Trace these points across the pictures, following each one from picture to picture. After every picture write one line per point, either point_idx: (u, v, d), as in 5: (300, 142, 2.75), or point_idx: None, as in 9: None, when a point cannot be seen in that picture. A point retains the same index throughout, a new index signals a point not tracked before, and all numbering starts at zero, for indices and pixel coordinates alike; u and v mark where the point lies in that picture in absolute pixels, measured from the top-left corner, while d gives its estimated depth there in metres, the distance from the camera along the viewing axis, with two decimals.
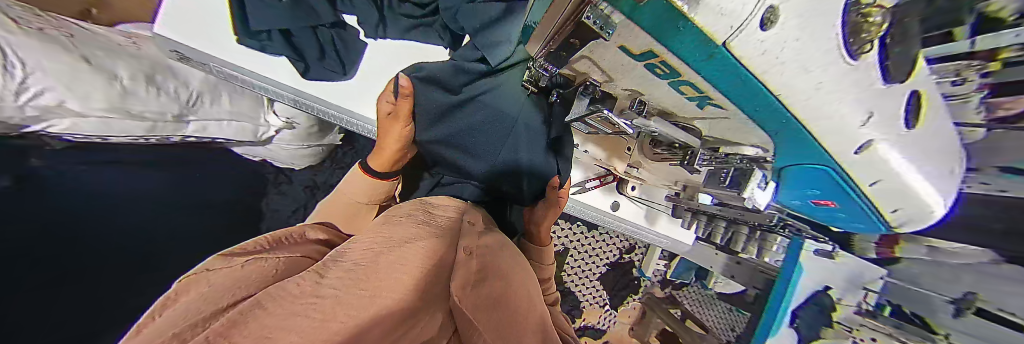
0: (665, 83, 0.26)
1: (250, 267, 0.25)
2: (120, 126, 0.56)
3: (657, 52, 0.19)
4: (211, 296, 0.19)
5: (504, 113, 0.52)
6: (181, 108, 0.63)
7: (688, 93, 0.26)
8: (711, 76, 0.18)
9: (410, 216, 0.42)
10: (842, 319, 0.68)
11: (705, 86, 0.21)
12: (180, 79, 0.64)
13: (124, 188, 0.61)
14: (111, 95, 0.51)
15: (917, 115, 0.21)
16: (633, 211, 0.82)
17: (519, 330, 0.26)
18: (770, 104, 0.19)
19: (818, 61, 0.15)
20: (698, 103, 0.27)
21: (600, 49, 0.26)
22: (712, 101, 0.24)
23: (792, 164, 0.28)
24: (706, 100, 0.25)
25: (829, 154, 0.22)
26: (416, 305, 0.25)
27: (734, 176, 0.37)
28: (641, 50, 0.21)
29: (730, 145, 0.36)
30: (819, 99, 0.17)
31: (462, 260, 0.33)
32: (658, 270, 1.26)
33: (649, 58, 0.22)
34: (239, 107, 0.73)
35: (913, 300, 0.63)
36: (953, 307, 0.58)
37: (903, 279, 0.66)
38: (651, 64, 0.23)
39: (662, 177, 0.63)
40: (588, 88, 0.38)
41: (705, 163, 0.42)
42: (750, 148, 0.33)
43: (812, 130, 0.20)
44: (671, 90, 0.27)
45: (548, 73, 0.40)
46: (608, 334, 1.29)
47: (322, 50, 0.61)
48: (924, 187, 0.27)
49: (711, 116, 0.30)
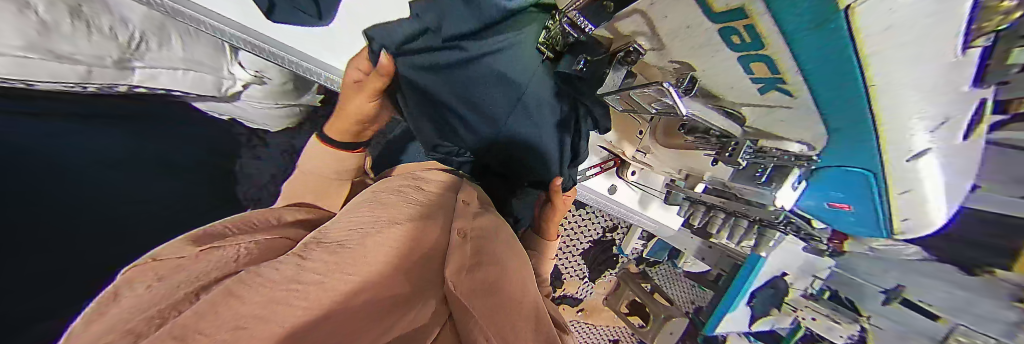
0: (735, 61, 0.25)
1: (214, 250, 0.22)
2: (44, 69, 0.47)
3: (749, 15, 0.18)
4: (174, 283, 0.17)
5: (513, 81, 0.42)
6: (121, 51, 0.55)
7: (756, 73, 0.25)
8: (807, 43, 0.18)
9: (401, 192, 0.40)
10: (791, 300, 0.80)
11: (785, 65, 0.22)
12: (115, 14, 0.55)
13: (86, 146, 0.53)
14: (26, 29, 0.44)
15: (977, 129, 0.27)
16: (628, 195, 0.83)
17: (514, 315, 0.27)
18: (853, 81, 0.20)
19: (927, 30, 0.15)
20: (762, 87, 0.27)
21: (666, 5, 0.23)
22: (781, 81, 0.24)
23: (837, 144, 0.31)
24: (774, 85, 0.26)
25: (874, 126, 0.25)
26: (405, 294, 0.24)
27: (769, 174, 0.45)
28: (725, 11, 0.19)
29: (775, 140, 0.37)
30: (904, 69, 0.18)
31: (455, 244, 0.33)
32: (636, 248, 1.31)
33: (730, 22, 0.20)
34: (195, 54, 0.65)
35: (849, 287, 0.75)
36: (883, 295, 0.69)
37: (845, 268, 0.75)
38: (729, 29, 0.21)
39: (667, 164, 0.61)
40: (628, 55, 0.33)
41: (749, 156, 0.41)
42: (796, 144, 0.35)
43: (874, 102, 0.22)
44: (734, 67, 0.26)
45: (573, 31, 0.34)
46: (585, 302, 1.41)
47: None
48: (934, 178, 0.33)
49: (769, 103, 0.29)
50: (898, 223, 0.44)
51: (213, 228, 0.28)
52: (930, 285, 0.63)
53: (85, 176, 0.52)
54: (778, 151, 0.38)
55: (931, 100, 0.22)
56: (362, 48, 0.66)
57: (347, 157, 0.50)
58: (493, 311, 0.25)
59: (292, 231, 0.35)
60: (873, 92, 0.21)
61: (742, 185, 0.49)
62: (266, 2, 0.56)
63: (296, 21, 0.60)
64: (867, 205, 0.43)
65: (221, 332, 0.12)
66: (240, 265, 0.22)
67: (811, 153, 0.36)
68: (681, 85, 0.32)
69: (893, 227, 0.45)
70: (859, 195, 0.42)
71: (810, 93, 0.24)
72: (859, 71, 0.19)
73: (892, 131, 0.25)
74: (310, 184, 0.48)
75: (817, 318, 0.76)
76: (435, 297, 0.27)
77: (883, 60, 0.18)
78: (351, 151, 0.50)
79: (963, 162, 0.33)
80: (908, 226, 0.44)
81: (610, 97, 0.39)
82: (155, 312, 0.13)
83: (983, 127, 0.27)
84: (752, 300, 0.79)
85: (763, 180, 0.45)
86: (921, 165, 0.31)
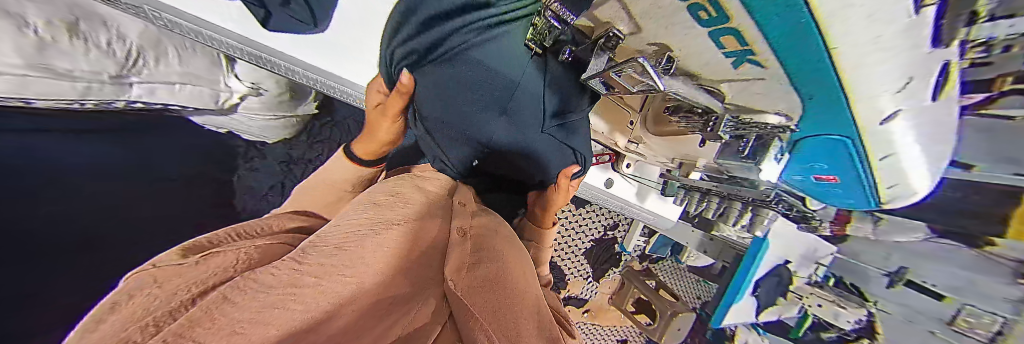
0: (706, 36, 0.23)
1: (230, 256, 0.25)
2: (42, 89, 0.46)
3: None
4: (168, 292, 0.18)
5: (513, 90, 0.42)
6: (120, 68, 0.54)
7: (727, 46, 0.23)
8: (770, 19, 0.17)
9: (392, 193, 0.40)
10: (796, 288, 0.77)
11: (752, 35, 0.19)
12: (112, 31, 0.54)
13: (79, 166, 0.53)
14: (24, 47, 0.42)
15: (944, 90, 0.22)
16: (625, 189, 0.84)
17: (517, 312, 0.27)
18: (818, 64, 0.19)
19: (887, 13, 0.13)
20: (734, 61, 0.24)
21: None
22: (752, 57, 0.22)
23: (812, 133, 0.30)
24: (746, 57, 0.23)
25: (852, 113, 0.24)
26: (407, 295, 0.25)
27: (752, 146, 0.39)
28: None
29: (752, 113, 0.32)
30: (868, 53, 0.16)
31: (455, 243, 0.34)
32: (638, 245, 1.31)
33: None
34: (191, 67, 0.65)
35: (852, 272, 0.74)
36: (886, 278, 0.69)
37: (846, 253, 0.75)
38: (696, 6, 0.20)
39: (661, 154, 0.61)
40: (609, 41, 0.31)
41: (730, 128, 0.37)
42: (772, 116, 0.30)
43: (845, 88, 0.20)
44: (706, 43, 0.24)
45: (560, 25, 0.33)
46: (590, 303, 1.39)
47: None
48: (918, 164, 0.32)
49: (739, 78, 0.27)
50: (885, 195, 0.38)
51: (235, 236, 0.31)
52: (937, 267, 0.62)
53: (85, 194, 0.53)
54: (762, 126, 0.33)
55: (902, 71, 0.18)
56: (354, 51, 0.67)
57: (366, 170, 0.54)
58: (494, 308, 0.26)
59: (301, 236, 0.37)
60: (843, 76, 0.19)
61: (730, 162, 0.44)
62: (263, 11, 0.58)
63: (289, 27, 0.62)
64: (849, 179, 0.36)
65: (219, 337, 0.13)
66: (250, 267, 0.25)
67: (789, 125, 0.31)
68: (662, 64, 0.29)
69: (881, 200, 0.39)
70: (845, 186, 0.39)
71: (781, 65, 0.21)
72: (827, 56, 0.17)
73: (870, 115, 0.23)
74: (322, 197, 0.52)
75: (823, 304, 0.74)
76: (435, 296, 0.28)
77: (847, 44, 0.16)
78: (373, 166, 0.55)
79: (940, 125, 0.27)
80: (898, 197, 0.38)
81: (597, 80, 0.38)
82: (150, 315, 0.15)
83: (954, 84, 0.22)
84: (757, 288, 0.75)
85: (747, 152, 0.39)
86: (896, 131, 0.25)
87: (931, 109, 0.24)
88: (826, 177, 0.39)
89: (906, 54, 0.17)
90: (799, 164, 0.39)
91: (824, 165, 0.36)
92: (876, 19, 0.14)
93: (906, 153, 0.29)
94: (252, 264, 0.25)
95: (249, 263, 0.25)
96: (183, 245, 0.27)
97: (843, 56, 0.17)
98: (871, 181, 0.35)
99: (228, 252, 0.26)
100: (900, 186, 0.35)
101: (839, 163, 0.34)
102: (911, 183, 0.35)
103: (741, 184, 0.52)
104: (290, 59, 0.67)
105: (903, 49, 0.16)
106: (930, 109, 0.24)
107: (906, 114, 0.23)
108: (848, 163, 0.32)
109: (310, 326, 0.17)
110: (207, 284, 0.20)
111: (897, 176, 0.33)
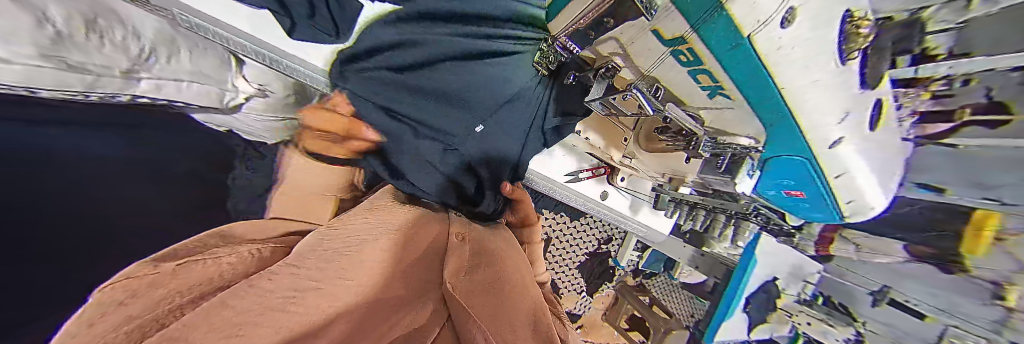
0: (685, 73, 0.27)
1: (205, 273, 0.25)
2: (53, 79, 0.44)
3: (688, 38, 0.21)
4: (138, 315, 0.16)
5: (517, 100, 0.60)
6: (130, 62, 0.54)
7: (702, 82, 0.26)
8: (732, 67, 0.21)
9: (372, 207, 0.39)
10: (786, 306, 0.78)
11: (720, 75, 0.23)
12: (127, 27, 0.55)
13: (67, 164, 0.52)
14: (40, 40, 0.41)
15: (878, 121, 0.24)
16: (619, 201, 0.86)
17: (513, 316, 0.27)
18: (777, 102, 0.22)
19: (818, 63, 0.17)
20: (708, 93, 0.28)
21: (632, 32, 0.27)
22: (723, 91, 0.26)
23: (774, 155, 0.31)
24: (718, 91, 0.26)
25: (809, 145, 0.26)
26: (407, 297, 0.26)
27: (728, 163, 0.38)
28: (672, 36, 0.22)
29: (725, 135, 0.34)
30: (813, 94, 0.20)
31: (456, 245, 0.36)
32: (632, 260, 1.32)
33: (677, 45, 0.23)
34: (200, 65, 0.67)
35: (842, 293, 0.73)
36: (871, 298, 0.67)
37: (834, 272, 0.75)
38: (677, 51, 0.24)
39: (652, 169, 0.63)
40: (607, 71, 0.36)
41: (711, 148, 0.37)
42: (743, 138, 0.32)
43: (802, 122, 0.23)
44: (687, 78, 0.28)
45: (566, 51, 0.40)
46: (583, 319, 1.37)
47: (312, 8, 0.62)
48: (876, 190, 0.32)
49: (715, 107, 0.30)
50: (850, 217, 0.37)
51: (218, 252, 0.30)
52: (916, 287, 0.60)
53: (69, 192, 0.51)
54: (735, 147, 0.35)
55: (843, 109, 0.21)
56: None
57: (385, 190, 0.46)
58: (494, 309, 0.27)
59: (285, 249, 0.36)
60: (795, 110, 0.22)
61: (712, 177, 0.45)
62: (289, 21, 0.64)
63: (311, 37, 0.66)
64: (815, 201, 0.36)
65: (222, 334, 0.14)
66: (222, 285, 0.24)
67: (757, 146, 0.32)
68: (652, 93, 0.32)
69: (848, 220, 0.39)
70: (813, 203, 0.37)
71: (747, 102, 0.24)
72: (780, 96, 0.21)
73: (826, 147, 0.25)
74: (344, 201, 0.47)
75: (813, 322, 0.74)
76: (435, 299, 0.29)
77: (796, 87, 0.19)
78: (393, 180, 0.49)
79: (887, 154, 0.29)
80: (859, 219, 0.37)
81: (596, 102, 0.41)
82: (135, 327, 0.15)
83: (886, 115, 0.25)
84: (747, 306, 0.75)
85: (723, 169, 0.39)
86: (851, 157, 0.26)
87: (875, 139, 0.26)
88: (792, 194, 0.37)
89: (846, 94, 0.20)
90: (769, 181, 0.37)
91: (789, 183, 0.34)
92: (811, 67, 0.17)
93: (862, 178, 0.29)
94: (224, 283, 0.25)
95: (225, 282, 0.25)
96: (155, 258, 0.26)
97: (791, 93, 0.20)
98: (835, 202, 0.34)
99: (205, 268, 0.25)
100: (858, 210, 0.35)
101: (802, 184, 0.33)
102: (871, 206, 0.34)
103: (718, 197, 0.59)
104: (303, 63, 0.70)
105: (838, 93, 0.20)
106: (873, 140, 0.26)
107: (853, 143, 0.24)
108: (812, 185, 0.32)
109: (313, 328, 0.18)
110: (181, 300, 0.20)
111: (861, 198, 0.32)
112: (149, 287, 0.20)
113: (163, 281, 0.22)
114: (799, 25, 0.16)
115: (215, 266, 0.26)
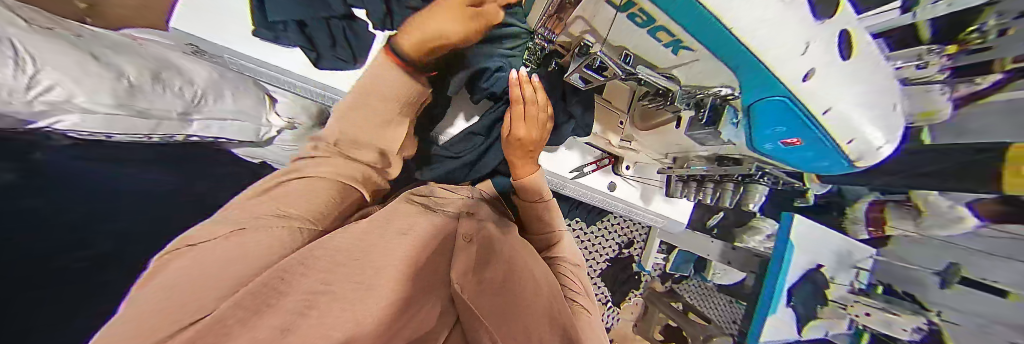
0: (645, 32, 0.29)
1: (240, 257, 0.21)
2: (124, 124, 0.42)
3: (635, 1, 0.23)
4: (160, 315, 0.14)
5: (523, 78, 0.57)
6: (186, 107, 0.51)
7: (663, 39, 0.29)
8: (678, 15, 0.22)
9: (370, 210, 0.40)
10: (838, 296, 0.71)
11: (675, 29, 0.25)
12: (185, 76, 0.54)
13: None
14: (120, 91, 0.40)
15: (847, 49, 0.25)
16: (627, 191, 0.84)
17: (524, 313, 0.29)
18: (732, 44, 0.22)
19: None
20: (673, 49, 0.30)
21: (592, 7, 0.29)
22: (683, 44, 0.27)
23: (753, 100, 0.30)
24: (678, 44, 0.28)
25: (782, 84, 0.26)
26: (417, 296, 0.25)
27: (710, 114, 0.41)
28: (623, 1, 0.25)
29: (699, 87, 0.37)
30: (759, 29, 0.20)
31: (462, 245, 0.35)
32: (658, 263, 1.27)
33: (630, 8, 0.26)
34: (242, 105, 0.62)
35: (903, 278, 0.69)
36: (938, 278, 0.65)
37: (888, 256, 0.72)
38: (632, 14, 0.27)
39: (653, 149, 0.67)
40: (583, 49, 0.37)
41: (685, 103, 0.40)
42: (719, 87, 0.35)
43: (764, 61, 0.24)
44: (648, 38, 0.30)
45: (549, 44, 0.43)
46: (612, 332, 1.28)
47: (334, 38, 0.70)
48: (875, 128, 0.31)
49: (685, 62, 0.33)
50: (859, 160, 0.36)
51: (259, 218, 0.26)
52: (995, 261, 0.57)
53: None
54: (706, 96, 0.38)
55: (803, 38, 0.22)
56: None
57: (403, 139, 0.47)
58: (502, 310, 0.28)
59: (333, 212, 0.33)
60: (754, 50, 0.22)
61: (700, 134, 0.45)
62: (314, 54, 0.70)
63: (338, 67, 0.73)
64: (815, 147, 0.34)
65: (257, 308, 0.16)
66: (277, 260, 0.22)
67: (733, 93, 0.34)
68: (624, 61, 0.34)
69: (859, 166, 0.37)
70: (816, 150, 0.35)
71: (707, 49, 0.26)
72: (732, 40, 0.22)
73: (799, 82, 0.25)
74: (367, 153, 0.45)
75: (871, 313, 0.66)
76: (441, 297, 0.28)
77: (742, 25, 0.20)
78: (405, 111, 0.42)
79: (876, 84, 0.29)
80: (869, 162, 0.36)
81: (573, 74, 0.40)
82: (169, 314, 0.14)
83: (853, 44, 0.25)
84: (791, 298, 0.68)
85: (704, 121, 0.42)
86: (830, 87, 0.26)
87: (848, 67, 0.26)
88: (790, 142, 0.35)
89: (796, 24, 0.21)
90: (761, 135, 0.36)
91: (778, 130, 0.33)
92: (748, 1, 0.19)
93: (854, 118, 0.29)
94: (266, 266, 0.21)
95: (264, 262, 0.22)
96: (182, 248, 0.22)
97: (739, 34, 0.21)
98: (835, 145, 0.32)
99: (236, 251, 0.21)
100: (859, 154, 0.34)
101: (793, 129, 0.32)
102: (872, 147, 0.33)
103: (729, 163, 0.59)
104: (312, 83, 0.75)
105: (789, 23, 0.20)
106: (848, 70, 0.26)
107: (824, 73, 0.25)
108: (805, 131, 0.31)
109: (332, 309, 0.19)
110: (227, 290, 0.17)
111: (861, 135, 0.31)
112: (168, 296, 0.16)
113: (188, 280, 0.18)
114: None
115: (248, 249, 0.22)
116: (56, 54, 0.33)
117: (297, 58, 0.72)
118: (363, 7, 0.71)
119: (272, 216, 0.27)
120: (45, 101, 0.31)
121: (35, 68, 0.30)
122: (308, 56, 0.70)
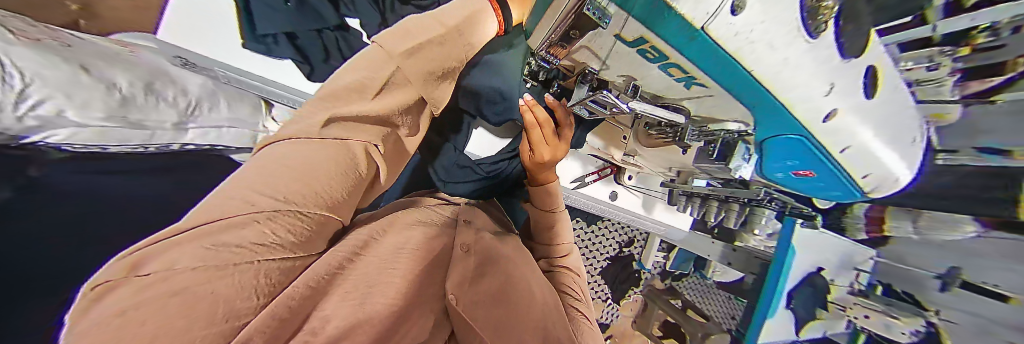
0: (656, 68, 0.27)
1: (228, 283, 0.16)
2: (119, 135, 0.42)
3: (647, 38, 0.22)
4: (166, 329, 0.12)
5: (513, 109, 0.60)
6: (180, 116, 0.51)
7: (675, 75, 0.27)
8: (694, 57, 0.21)
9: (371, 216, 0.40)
10: (837, 299, 0.69)
11: (686, 65, 0.23)
12: (178, 84, 0.54)
13: None
14: (111, 104, 0.40)
15: (874, 87, 0.25)
16: (632, 201, 0.85)
17: (518, 324, 0.30)
18: (743, 80, 0.22)
19: (782, 39, 0.18)
20: (684, 84, 0.28)
21: (599, 40, 0.27)
22: (696, 81, 0.26)
23: (767, 136, 0.31)
24: (691, 81, 0.27)
25: (802, 122, 0.26)
26: (410, 310, 0.26)
27: (719, 148, 0.41)
28: (633, 38, 0.23)
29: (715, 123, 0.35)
30: (785, 73, 0.20)
31: (459, 256, 0.36)
32: (658, 261, 1.28)
33: (640, 45, 0.24)
34: (239, 113, 0.63)
35: (903, 279, 0.67)
36: (940, 282, 0.63)
37: (890, 257, 0.70)
38: (642, 50, 0.25)
39: (658, 164, 0.65)
40: (587, 76, 0.37)
41: (693, 139, 0.40)
42: (733, 123, 0.32)
43: (784, 100, 0.23)
44: (658, 73, 0.28)
45: (550, 63, 0.41)
46: (612, 328, 1.28)
47: (326, 51, 0.70)
48: (893, 158, 0.31)
49: (694, 96, 0.31)
50: (872, 191, 0.35)
51: (241, 245, 0.18)
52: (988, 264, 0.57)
53: None
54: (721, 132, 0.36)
55: (826, 79, 0.22)
56: None
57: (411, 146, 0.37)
58: (498, 321, 0.29)
59: (325, 234, 0.26)
60: (773, 90, 0.22)
61: (707, 165, 0.46)
62: (308, 67, 0.70)
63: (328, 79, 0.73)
64: (827, 181, 0.34)
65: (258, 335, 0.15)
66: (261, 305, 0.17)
67: (748, 131, 0.33)
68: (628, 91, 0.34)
69: (871, 196, 0.37)
70: (826, 182, 0.35)
71: (720, 87, 0.25)
72: (750, 77, 0.21)
73: (817, 122, 0.25)
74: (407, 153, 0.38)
75: (871, 315, 0.65)
76: (431, 311, 0.29)
77: (755, 62, 0.20)
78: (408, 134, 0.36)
79: (897, 118, 0.29)
80: (884, 193, 0.36)
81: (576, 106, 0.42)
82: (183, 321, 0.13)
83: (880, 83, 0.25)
84: (791, 301, 0.67)
85: (715, 155, 0.41)
86: (849, 128, 0.26)
87: (872, 105, 0.26)
88: (802, 173, 0.35)
89: (818, 67, 0.21)
90: (775, 165, 0.36)
91: (793, 163, 0.33)
92: (774, 45, 0.18)
93: (872, 150, 0.29)
94: (236, 325, 0.15)
95: (249, 309, 0.17)
96: (145, 253, 0.15)
97: (762, 74, 0.20)
98: (852, 178, 0.32)
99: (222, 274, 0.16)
100: (879, 184, 0.34)
101: (807, 162, 0.32)
102: (891, 177, 0.33)
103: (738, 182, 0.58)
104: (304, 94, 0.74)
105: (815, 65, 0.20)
106: (873, 107, 0.26)
107: (847, 112, 0.25)
108: (822, 166, 0.31)
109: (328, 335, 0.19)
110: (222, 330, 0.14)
111: (877, 169, 0.31)
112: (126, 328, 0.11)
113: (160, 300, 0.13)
114: (750, 12, 0.16)
115: (237, 286, 0.16)
116: (47, 67, 0.33)
117: (290, 71, 0.73)
118: (356, 17, 0.72)
119: (255, 243, 0.18)
120: (36, 116, 0.31)
121: (24, 83, 0.30)
122: (302, 69, 0.71)
